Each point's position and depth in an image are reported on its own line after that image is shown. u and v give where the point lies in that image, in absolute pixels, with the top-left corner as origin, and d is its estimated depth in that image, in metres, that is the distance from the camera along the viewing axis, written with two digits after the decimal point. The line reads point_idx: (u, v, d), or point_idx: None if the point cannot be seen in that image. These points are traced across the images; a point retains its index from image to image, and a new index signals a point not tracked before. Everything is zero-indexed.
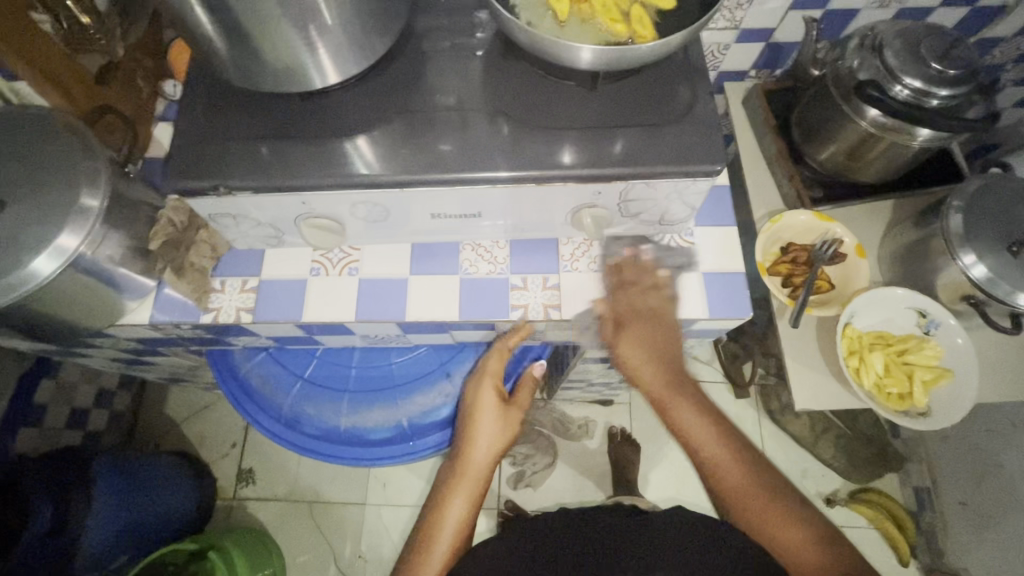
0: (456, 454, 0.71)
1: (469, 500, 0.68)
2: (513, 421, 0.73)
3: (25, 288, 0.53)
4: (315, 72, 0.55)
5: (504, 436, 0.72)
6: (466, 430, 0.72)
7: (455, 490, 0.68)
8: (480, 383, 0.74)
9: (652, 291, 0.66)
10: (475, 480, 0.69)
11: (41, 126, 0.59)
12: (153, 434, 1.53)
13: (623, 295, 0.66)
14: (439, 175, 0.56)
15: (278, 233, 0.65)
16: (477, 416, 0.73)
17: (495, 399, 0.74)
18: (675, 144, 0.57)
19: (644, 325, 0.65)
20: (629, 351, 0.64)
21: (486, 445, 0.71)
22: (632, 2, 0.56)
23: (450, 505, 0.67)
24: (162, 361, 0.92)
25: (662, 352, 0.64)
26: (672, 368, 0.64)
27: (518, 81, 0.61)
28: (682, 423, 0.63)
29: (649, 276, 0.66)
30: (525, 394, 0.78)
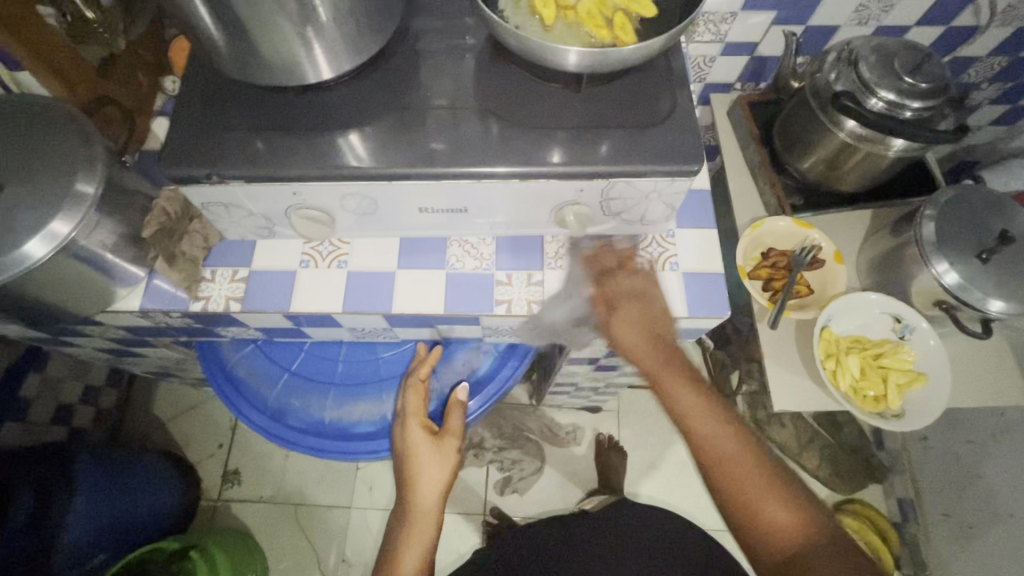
0: (403, 501, 0.74)
1: (426, 539, 0.72)
2: (451, 450, 0.75)
3: (16, 270, 0.54)
4: (310, 68, 0.57)
5: (445, 468, 0.74)
6: (406, 475, 0.73)
7: (409, 536, 0.71)
8: (406, 424, 0.75)
9: (633, 273, 0.69)
10: (425, 520, 0.72)
11: (39, 114, 0.61)
12: (138, 433, 1.53)
13: (613, 280, 0.69)
14: (430, 171, 0.58)
15: (270, 224, 0.66)
16: (413, 458, 0.73)
17: (426, 436, 0.74)
18: (657, 145, 0.59)
19: (635, 305, 0.68)
20: (624, 333, 0.68)
21: (429, 483, 0.73)
22: (616, 10, 0.59)
23: (406, 551, 0.71)
24: (150, 353, 0.93)
25: (657, 333, 0.67)
26: (673, 352, 0.67)
27: (506, 81, 0.64)
28: (679, 403, 0.66)
29: (629, 261, 0.70)
30: (456, 418, 0.77)
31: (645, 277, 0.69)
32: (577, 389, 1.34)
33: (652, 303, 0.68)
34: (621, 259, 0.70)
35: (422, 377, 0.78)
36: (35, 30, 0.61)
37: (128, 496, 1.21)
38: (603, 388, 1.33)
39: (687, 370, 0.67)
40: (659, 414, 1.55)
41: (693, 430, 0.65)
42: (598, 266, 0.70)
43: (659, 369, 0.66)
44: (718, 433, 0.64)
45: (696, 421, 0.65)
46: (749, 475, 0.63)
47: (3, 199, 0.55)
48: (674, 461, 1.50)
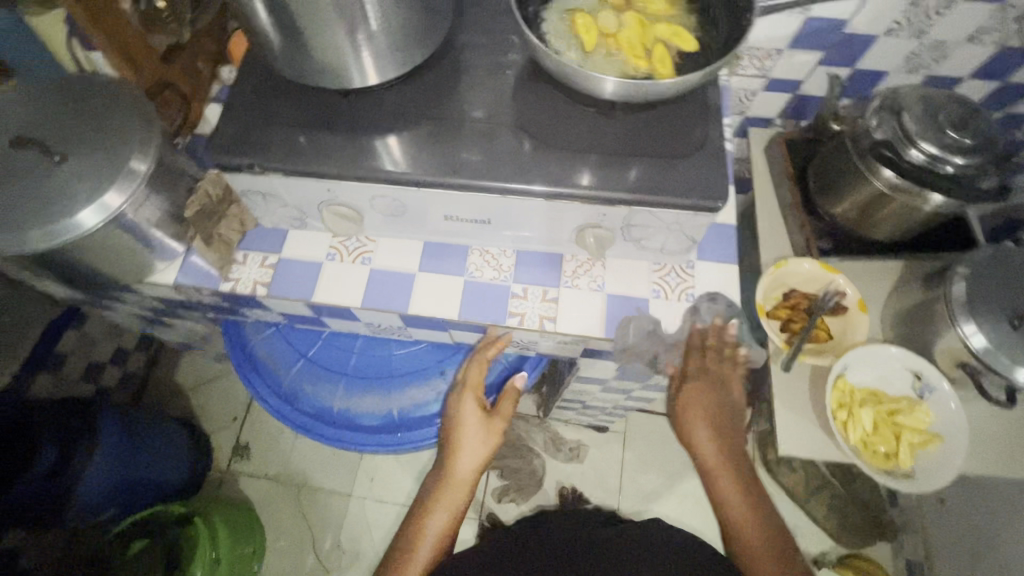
0: (440, 468, 0.75)
1: (453, 510, 0.73)
2: (496, 431, 0.75)
3: (70, 236, 0.59)
4: (356, 73, 0.60)
5: (486, 446, 0.75)
6: (449, 444, 0.75)
7: (438, 502, 0.73)
8: (462, 395, 0.76)
9: (727, 362, 0.74)
10: (456, 492, 0.73)
11: (105, 93, 0.65)
12: (159, 397, 1.59)
13: (699, 359, 0.73)
14: (459, 182, 0.60)
15: (302, 216, 0.69)
16: (460, 430, 0.75)
17: (478, 412, 0.76)
18: (683, 177, 0.60)
19: (711, 397, 0.73)
20: (693, 425, 0.72)
21: (469, 457, 0.74)
22: (656, 41, 0.60)
23: (433, 516, 0.73)
24: (179, 324, 0.97)
25: (724, 428, 0.73)
26: (734, 447, 0.73)
27: (543, 102, 0.65)
28: (724, 495, 0.72)
29: (728, 350, 0.73)
30: (508, 403, 0.78)
31: (734, 367, 0.75)
32: (585, 407, 1.34)
33: (728, 396, 0.74)
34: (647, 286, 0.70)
35: (487, 358, 0.74)
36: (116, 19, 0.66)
37: (143, 459, 1.26)
38: (611, 409, 1.32)
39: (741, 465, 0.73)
40: (666, 442, 1.54)
41: (732, 515, 0.72)
42: (697, 344, 0.71)
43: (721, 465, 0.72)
44: (751, 525, 0.71)
45: (735, 511, 0.72)
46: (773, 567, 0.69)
47: (65, 170, 0.60)
48: (675, 492, 1.48)
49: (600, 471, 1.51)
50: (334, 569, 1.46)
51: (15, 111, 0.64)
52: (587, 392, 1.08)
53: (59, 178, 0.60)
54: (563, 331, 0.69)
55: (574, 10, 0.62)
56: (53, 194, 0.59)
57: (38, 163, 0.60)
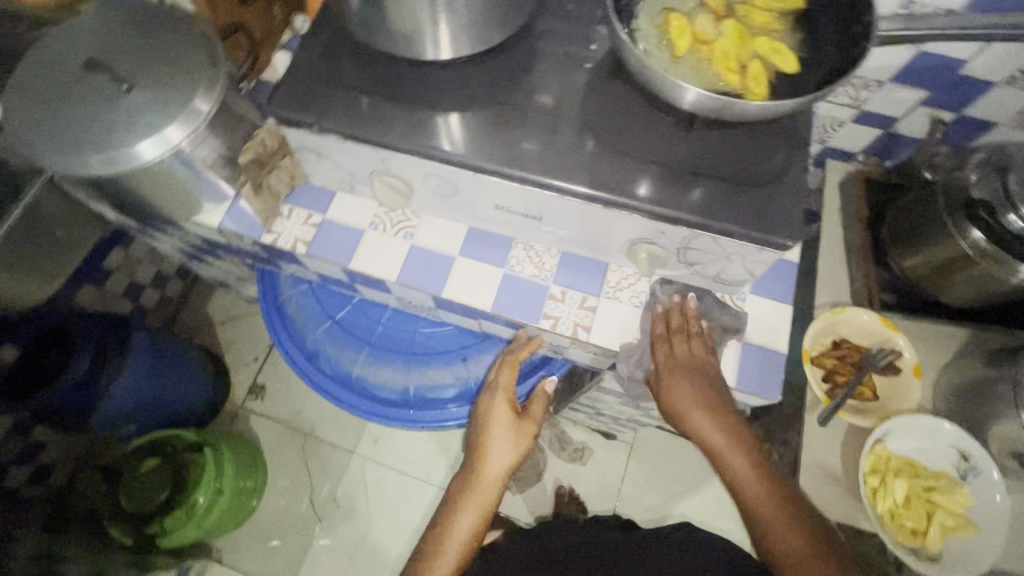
0: (470, 466, 0.74)
1: (481, 511, 0.71)
2: (527, 433, 0.75)
3: (129, 166, 0.59)
4: (431, 43, 0.58)
5: (516, 449, 0.74)
6: (480, 443, 0.74)
7: (466, 503, 0.71)
8: (495, 396, 0.75)
9: (696, 338, 0.65)
10: (486, 491, 0.71)
11: (180, 27, 0.65)
12: (189, 326, 1.64)
13: (667, 344, 0.65)
14: (518, 174, 0.57)
15: (352, 180, 0.68)
16: (491, 429, 0.74)
17: (510, 413, 0.75)
18: (753, 207, 0.56)
19: (694, 374, 0.63)
20: (681, 409, 0.62)
21: (500, 457, 0.73)
22: (754, 56, 0.55)
23: (460, 517, 0.70)
24: (217, 263, 0.98)
25: (718, 404, 0.62)
26: (734, 422, 0.62)
27: (618, 103, 0.61)
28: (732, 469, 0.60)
29: (695, 325, 0.65)
30: (538, 406, 0.80)
31: (702, 342, 0.65)
32: (598, 413, 1.32)
33: (710, 371, 0.64)
34: (688, 310, 0.66)
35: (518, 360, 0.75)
36: None
37: (167, 382, 1.31)
38: (625, 420, 1.30)
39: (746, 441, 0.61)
40: (674, 461, 1.50)
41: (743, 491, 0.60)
42: (660, 330, 0.66)
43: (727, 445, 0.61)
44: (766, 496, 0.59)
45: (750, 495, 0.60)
46: (799, 541, 0.57)
47: (131, 100, 0.60)
48: (675, 513, 1.46)
49: (601, 478, 1.49)
50: (327, 521, 1.50)
51: (91, 33, 0.64)
52: (604, 400, 1.05)
53: (124, 107, 0.60)
54: (595, 342, 0.67)
55: (668, 10, 0.58)
56: (117, 122, 0.59)
57: (106, 90, 0.60)
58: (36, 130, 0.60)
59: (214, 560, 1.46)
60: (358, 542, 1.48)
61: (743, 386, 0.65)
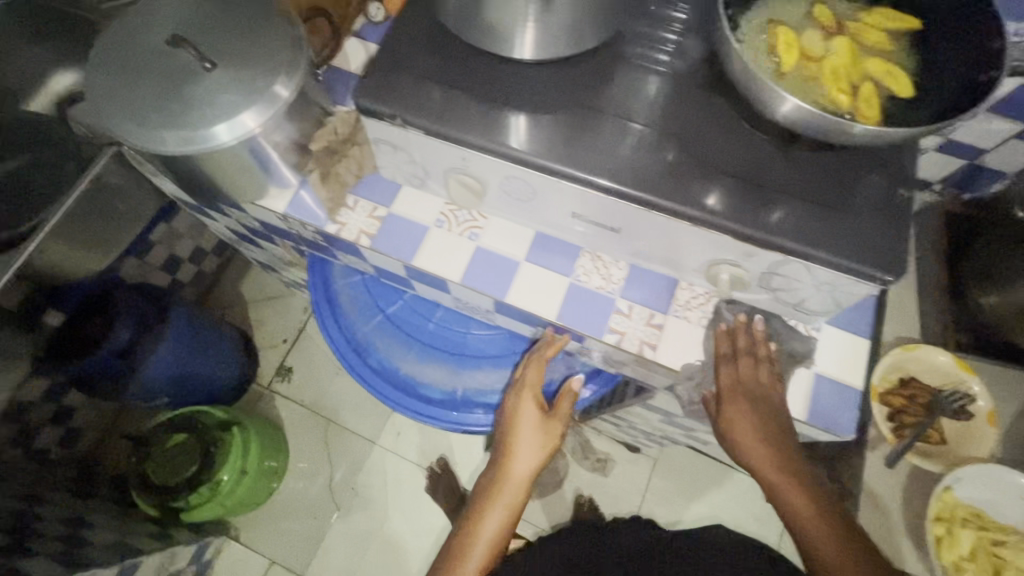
0: (496, 467, 0.73)
1: (507, 514, 0.69)
2: (553, 434, 0.74)
3: (204, 146, 0.58)
4: (521, 40, 0.56)
5: (544, 450, 0.73)
6: (506, 443, 0.73)
7: (494, 502, 0.70)
8: (522, 394, 0.75)
9: (763, 363, 0.62)
10: (512, 494, 0.70)
11: (262, 8, 0.63)
12: (223, 303, 1.65)
13: (732, 367, 0.62)
14: (604, 185, 0.55)
15: (424, 176, 0.66)
16: (518, 430, 0.73)
17: (537, 412, 0.75)
18: (850, 236, 0.53)
19: (756, 404, 0.61)
20: (741, 439, 0.61)
21: (526, 460, 0.71)
22: (866, 76, 0.52)
23: (486, 517, 0.69)
24: (268, 248, 0.98)
25: (780, 436, 0.60)
26: (796, 455, 0.60)
27: (710, 116, 0.59)
28: (793, 507, 0.58)
29: (763, 348, 0.63)
30: (566, 403, 0.78)
31: (767, 367, 0.62)
32: (628, 426, 1.29)
33: (773, 402, 0.61)
34: (753, 330, 0.63)
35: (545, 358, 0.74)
36: None
37: (200, 357, 1.31)
38: (656, 435, 1.27)
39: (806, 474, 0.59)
40: (698, 479, 1.47)
41: (806, 532, 0.57)
42: (724, 349, 0.63)
43: (789, 479, 0.59)
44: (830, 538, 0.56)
45: (809, 530, 0.57)
46: None
47: (210, 80, 0.59)
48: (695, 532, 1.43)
49: (622, 491, 1.47)
50: (344, 509, 1.50)
51: (173, 9, 0.63)
52: (642, 416, 1.03)
53: (203, 87, 0.59)
54: (661, 363, 0.64)
55: (775, 22, 0.55)
56: (196, 101, 0.58)
57: (188, 67, 0.59)
58: (117, 102, 0.59)
59: (230, 537, 1.47)
60: (372, 532, 1.47)
61: (810, 418, 0.63)
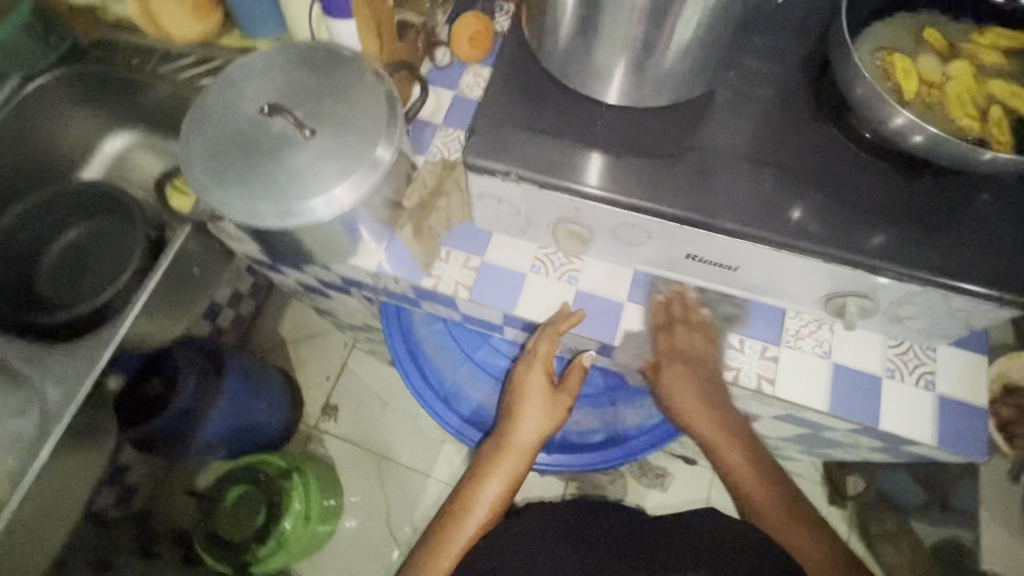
0: (500, 433, 0.69)
1: (508, 479, 0.67)
2: (561, 407, 0.70)
3: (308, 219, 0.57)
4: (631, 85, 0.55)
5: (550, 421, 0.69)
6: (511, 411, 0.70)
7: (493, 468, 0.68)
8: (530, 363, 0.69)
9: (695, 329, 0.67)
10: (515, 460, 0.67)
11: (352, 67, 0.62)
12: (261, 345, 1.60)
13: (669, 337, 0.67)
14: (728, 227, 0.54)
15: (526, 224, 0.65)
16: (524, 398, 0.69)
17: (545, 381, 0.69)
18: (990, 261, 0.52)
19: (693, 369, 0.67)
20: (683, 404, 0.68)
21: (530, 429, 0.68)
22: (991, 99, 0.51)
23: (486, 482, 0.67)
24: (335, 298, 0.95)
25: (714, 396, 0.68)
26: (727, 411, 0.68)
27: (825, 147, 0.58)
28: (726, 456, 0.69)
29: (693, 315, 0.67)
30: (575, 377, 0.71)
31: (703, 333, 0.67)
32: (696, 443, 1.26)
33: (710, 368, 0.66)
34: (687, 299, 0.68)
35: (559, 332, 0.65)
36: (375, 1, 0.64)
37: (256, 404, 1.27)
38: None
39: (740, 432, 0.69)
40: None
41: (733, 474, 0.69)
42: (660, 317, 0.68)
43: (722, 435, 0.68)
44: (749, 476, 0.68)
45: (743, 485, 0.68)
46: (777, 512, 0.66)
47: (313, 149, 0.58)
48: None
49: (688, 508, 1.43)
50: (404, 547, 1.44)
51: (263, 78, 0.62)
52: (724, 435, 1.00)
53: (306, 157, 0.58)
54: (781, 398, 0.64)
55: (887, 49, 0.54)
56: (299, 174, 0.57)
57: (287, 135, 0.59)
58: (217, 176, 0.58)
59: None
60: None
61: (796, 397, 0.64)
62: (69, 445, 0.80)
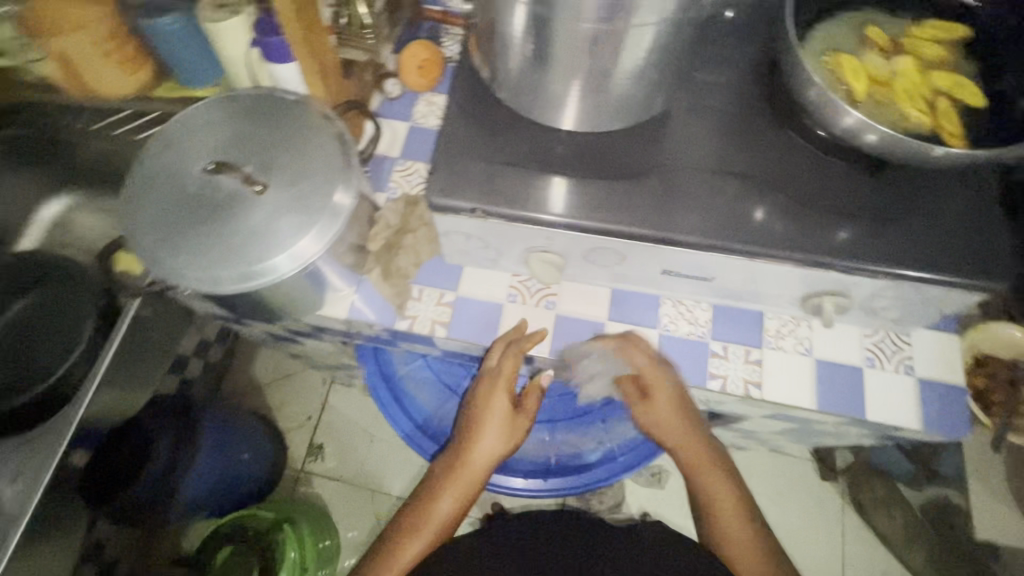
0: (455, 452, 0.69)
1: (462, 498, 0.69)
2: (518, 429, 0.69)
3: (267, 279, 0.54)
4: (589, 109, 0.54)
5: (508, 443, 0.69)
6: (467, 432, 0.69)
7: (448, 488, 0.68)
8: (489, 386, 0.66)
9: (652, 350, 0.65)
10: (471, 479, 0.68)
11: (300, 113, 0.60)
12: (236, 392, 1.53)
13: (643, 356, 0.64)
14: (699, 242, 0.54)
15: (497, 255, 0.63)
16: (482, 420, 0.68)
17: (505, 405, 0.67)
18: (956, 249, 0.54)
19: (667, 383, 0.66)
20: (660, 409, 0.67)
21: (488, 452, 0.68)
22: (938, 92, 0.53)
23: (440, 500, 0.68)
24: (310, 343, 0.91)
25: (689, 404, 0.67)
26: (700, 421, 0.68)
27: (783, 151, 0.58)
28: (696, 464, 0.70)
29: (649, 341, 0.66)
30: (532, 399, 0.70)
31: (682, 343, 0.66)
32: None
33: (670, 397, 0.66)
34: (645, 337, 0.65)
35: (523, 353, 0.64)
36: (318, 42, 0.61)
37: (238, 459, 1.21)
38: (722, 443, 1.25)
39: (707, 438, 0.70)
40: None
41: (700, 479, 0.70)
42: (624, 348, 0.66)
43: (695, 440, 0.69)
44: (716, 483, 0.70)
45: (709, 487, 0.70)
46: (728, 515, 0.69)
47: (265, 204, 0.55)
48: None
49: None
50: None
51: (205, 133, 0.59)
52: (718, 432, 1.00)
53: (261, 213, 0.55)
54: (770, 400, 0.64)
55: (834, 51, 0.55)
56: (254, 231, 0.55)
57: (237, 193, 0.56)
58: (167, 245, 0.55)
59: None
60: None
61: (782, 398, 0.64)
62: (32, 536, 0.76)
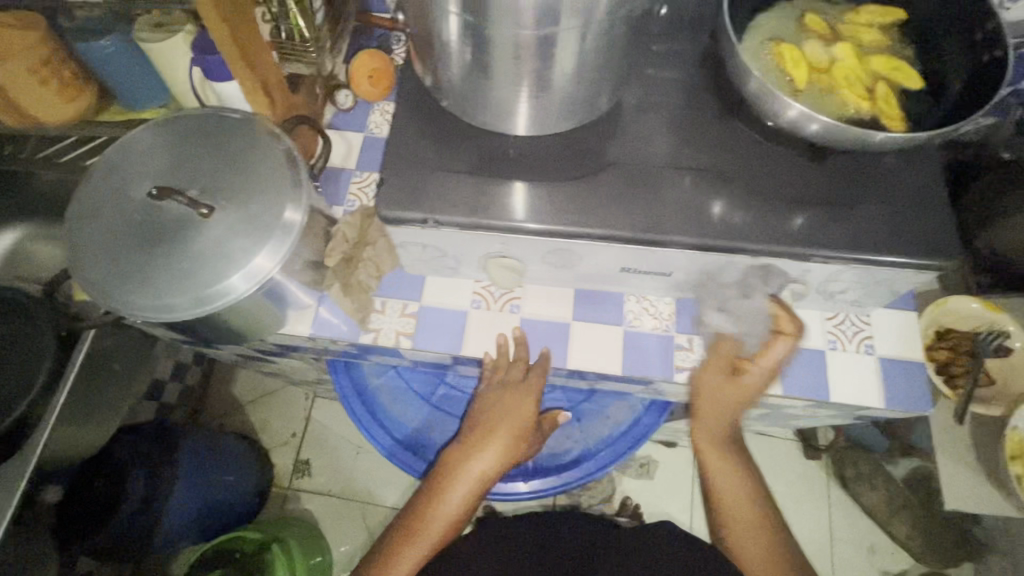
0: (460, 453, 0.69)
1: (467, 500, 0.68)
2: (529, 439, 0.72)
3: (222, 302, 0.53)
4: (535, 113, 0.54)
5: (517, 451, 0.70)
6: (477, 437, 0.69)
7: (454, 487, 0.67)
8: (508, 394, 0.68)
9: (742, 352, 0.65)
10: (477, 483, 0.68)
11: (245, 132, 0.58)
12: (216, 414, 1.51)
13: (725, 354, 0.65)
14: (655, 238, 0.54)
15: (456, 263, 0.63)
16: (493, 425, 0.69)
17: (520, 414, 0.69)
18: (904, 228, 0.54)
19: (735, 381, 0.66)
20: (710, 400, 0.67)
21: (498, 458, 0.68)
22: (876, 76, 0.53)
23: (445, 501, 0.67)
24: (281, 361, 0.90)
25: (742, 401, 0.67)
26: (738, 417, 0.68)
27: (732, 143, 0.59)
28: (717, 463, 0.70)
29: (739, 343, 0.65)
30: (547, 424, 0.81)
31: (786, 344, 0.64)
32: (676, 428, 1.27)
33: (751, 390, 0.65)
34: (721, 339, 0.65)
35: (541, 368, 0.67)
36: (258, 59, 0.60)
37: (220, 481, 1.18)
38: None
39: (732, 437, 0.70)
40: None
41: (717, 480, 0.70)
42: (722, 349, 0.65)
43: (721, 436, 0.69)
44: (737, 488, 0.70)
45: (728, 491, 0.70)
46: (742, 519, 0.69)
47: (216, 227, 0.54)
48: None
49: None
50: None
51: (147, 158, 0.58)
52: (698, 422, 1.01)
53: (213, 235, 0.54)
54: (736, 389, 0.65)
55: (775, 41, 0.55)
56: (207, 254, 0.53)
57: (186, 218, 0.54)
58: (116, 276, 0.54)
59: None
60: None
61: (747, 385, 0.65)
62: None
